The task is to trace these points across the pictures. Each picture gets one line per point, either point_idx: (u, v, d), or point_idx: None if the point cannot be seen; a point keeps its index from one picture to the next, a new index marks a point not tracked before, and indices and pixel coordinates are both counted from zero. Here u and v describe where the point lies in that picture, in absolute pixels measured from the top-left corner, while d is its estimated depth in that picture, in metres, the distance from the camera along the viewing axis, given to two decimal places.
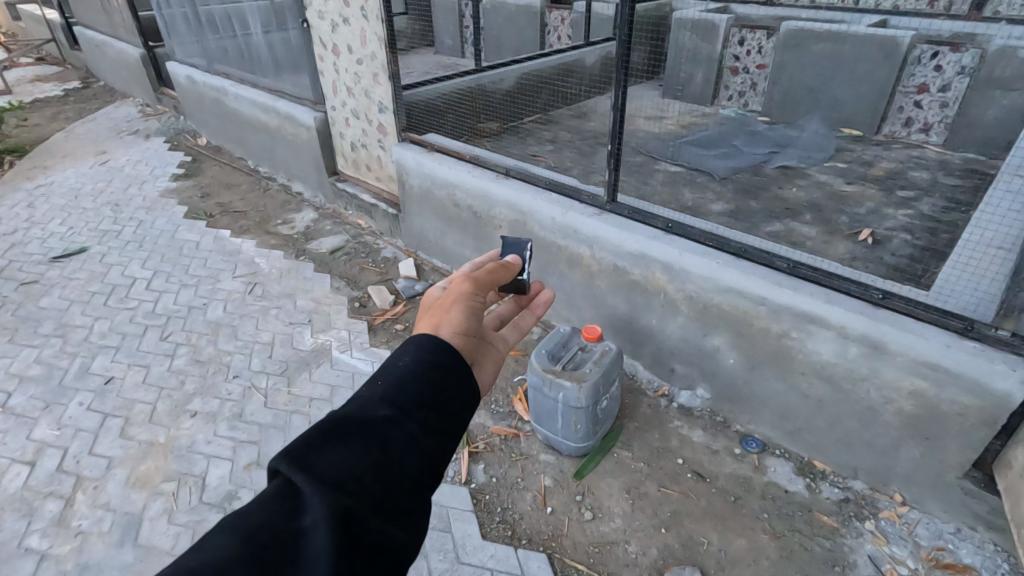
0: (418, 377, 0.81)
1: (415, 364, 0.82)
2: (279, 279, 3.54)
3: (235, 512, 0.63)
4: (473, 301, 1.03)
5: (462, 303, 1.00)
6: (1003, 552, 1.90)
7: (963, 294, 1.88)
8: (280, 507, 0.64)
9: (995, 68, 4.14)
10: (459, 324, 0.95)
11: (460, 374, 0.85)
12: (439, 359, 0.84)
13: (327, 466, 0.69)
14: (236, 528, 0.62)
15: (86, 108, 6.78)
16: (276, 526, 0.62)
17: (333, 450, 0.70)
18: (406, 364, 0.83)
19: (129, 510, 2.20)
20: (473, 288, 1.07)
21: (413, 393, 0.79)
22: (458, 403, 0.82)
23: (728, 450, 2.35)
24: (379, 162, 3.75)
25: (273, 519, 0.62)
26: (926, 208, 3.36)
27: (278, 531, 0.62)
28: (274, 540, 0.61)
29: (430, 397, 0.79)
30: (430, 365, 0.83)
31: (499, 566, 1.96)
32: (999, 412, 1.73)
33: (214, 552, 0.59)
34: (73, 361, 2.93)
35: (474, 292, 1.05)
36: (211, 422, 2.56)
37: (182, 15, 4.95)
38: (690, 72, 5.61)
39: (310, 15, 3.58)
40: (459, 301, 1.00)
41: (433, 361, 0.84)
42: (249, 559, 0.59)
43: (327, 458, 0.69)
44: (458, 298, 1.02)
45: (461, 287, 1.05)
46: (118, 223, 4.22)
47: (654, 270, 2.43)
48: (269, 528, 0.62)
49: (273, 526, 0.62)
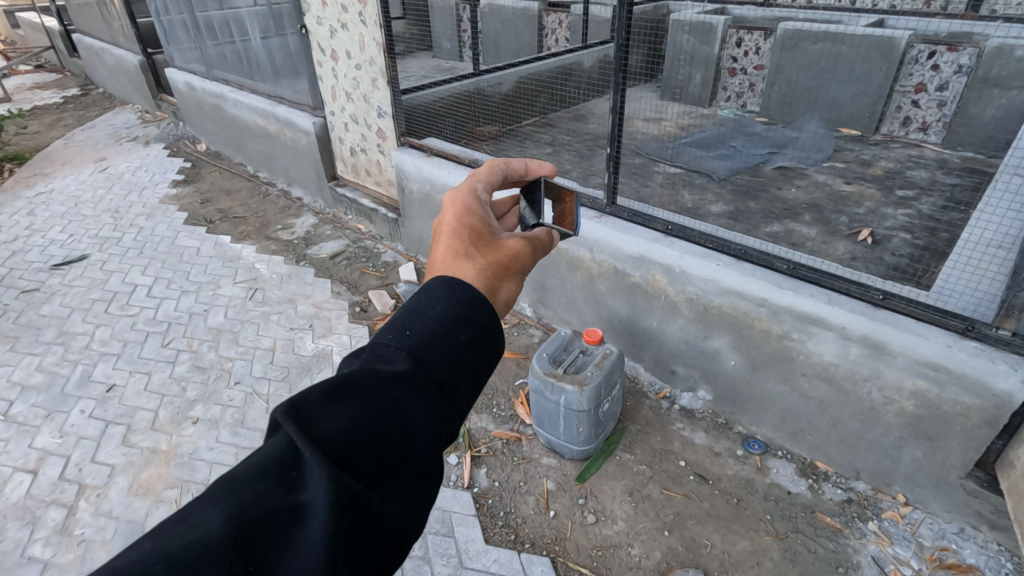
0: (440, 337, 0.77)
1: (440, 321, 0.78)
2: (279, 285, 3.54)
3: (228, 483, 0.63)
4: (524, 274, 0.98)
5: (519, 275, 0.95)
6: (1007, 552, 1.90)
7: (964, 295, 1.89)
8: (277, 477, 0.64)
9: (993, 68, 4.15)
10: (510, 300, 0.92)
11: (488, 337, 0.81)
12: (470, 317, 0.80)
13: (334, 432, 0.68)
14: (229, 499, 0.61)
15: (85, 115, 6.78)
16: (267, 502, 0.61)
17: (339, 417, 0.69)
18: (432, 317, 0.78)
19: (132, 517, 2.20)
20: (533, 258, 1.00)
21: (433, 357, 0.75)
22: (479, 371, 0.79)
23: (730, 451, 2.35)
24: (378, 167, 3.75)
25: (265, 493, 0.62)
26: (925, 207, 3.37)
27: (273, 507, 0.61)
28: (263, 517, 0.60)
29: (450, 361, 0.76)
30: (457, 323, 0.79)
31: (503, 570, 1.96)
32: (1001, 412, 1.73)
33: (204, 527, 0.58)
34: (75, 368, 2.94)
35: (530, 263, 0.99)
36: (213, 428, 2.56)
37: (181, 22, 4.97)
38: (689, 73, 5.63)
39: (309, 21, 3.59)
40: (519, 273, 0.95)
41: (461, 318, 0.79)
42: (241, 537, 0.58)
43: (332, 425, 0.68)
44: (520, 266, 0.96)
45: (525, 251, 0.97)
46: (119, 230, 4.23)
47: (654, 272, 2.43)
48: (261, 503, 0.61)
49: (268, 502, 0.61)
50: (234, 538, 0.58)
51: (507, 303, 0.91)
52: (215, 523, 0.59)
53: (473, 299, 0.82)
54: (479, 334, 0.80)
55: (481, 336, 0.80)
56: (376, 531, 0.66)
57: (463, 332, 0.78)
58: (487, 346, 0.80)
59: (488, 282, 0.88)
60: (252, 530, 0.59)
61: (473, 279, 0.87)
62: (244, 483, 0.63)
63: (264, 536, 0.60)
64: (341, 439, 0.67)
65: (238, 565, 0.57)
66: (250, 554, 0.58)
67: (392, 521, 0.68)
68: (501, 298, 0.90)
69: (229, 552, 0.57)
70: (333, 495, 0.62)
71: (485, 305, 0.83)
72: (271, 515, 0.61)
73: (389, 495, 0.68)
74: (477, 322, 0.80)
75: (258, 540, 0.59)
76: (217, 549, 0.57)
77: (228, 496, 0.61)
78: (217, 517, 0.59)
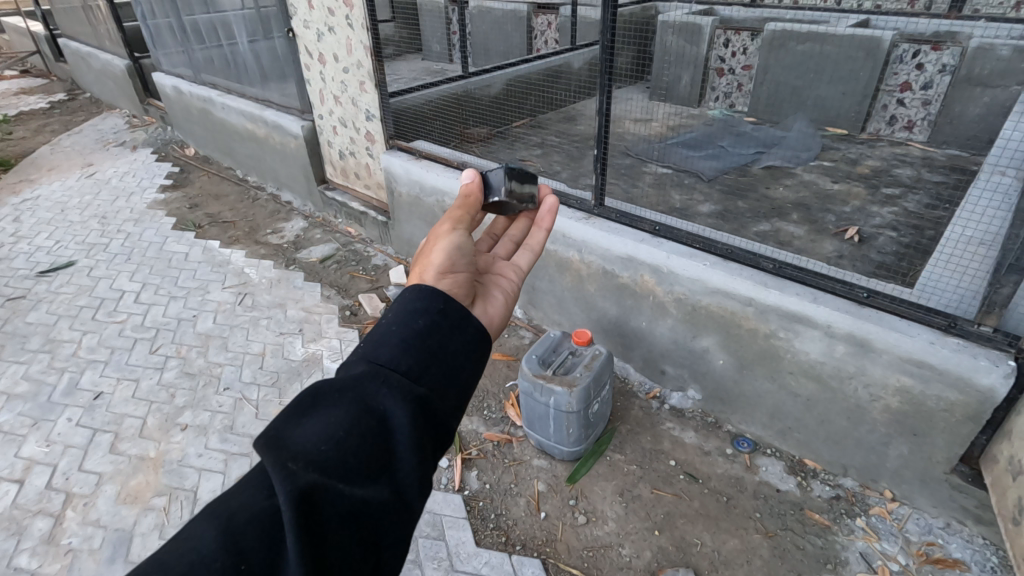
0: (394, 333, 0.81)
1: (393, 320, 0.83)
2: (269, 289, 3.53)
3: (218, 501, 0.68)
4: (459, 238, 1.01)
5: (444, 242, 0.99)
6: (991, 545, 1.92)
7: (946, 292, 1.91)
8: (262, 488, 0.69)
9: (976, 66, 4.20)
10: (445, 264, 0.95)
11: (451, 320, 0.85)
12: (423, 306, 0.85)
13: (307, 439, 0.70)
14: (219, 512, 0.66)
15: (72, 121, 6.72)
16: (253, 507, 0.66)
17: (309, 424, 0.72)
18: (386, 320, 0.83)
19: (119, 526, 2.18)
20: (455, 225, 1.04)
21: (392, 350, 0.79)
22: (446, 354, 0.82)
23: (719, 450, 2.36)
24: (367, 170, 3.75)
25: (251, 500, 0.67)
26: (911, 205, 3.40)
27: (258, 516, 0.66)
28: (251, 523, 0.65)
29: (411, 351, 0.79)
30: (411, 315, 0.83)
31: (493, 573, 1.96)
32: (984, 407, 1.75)
33: (194, 541, 0.63)
34: (62, 377, 2.91)
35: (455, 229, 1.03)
36: (202, 435, 2.54)
37: (168, 26, 4.93)
38: (677, 73, 5.66)
39: (295, 24, 3.58)
40: (441, 240, 0.99)
41: (414, 310, 0.84)
42: (227, 547, 0.63)
43: (302, 431, 0.71)
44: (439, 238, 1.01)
45: (440, 231, 1.03)
46: (106, 236, 4.20)
47: (642, 272, 2.44)
48: (246, 511, 0.66)
49: (253, 512, 0.66)
50: (222, 544, 0.63)
51: (438, 268, 0.94)
52: (206, 533, 0.64)
53: (423, 291, 0.87)
54: (436, 320, 0.84)
55: (438, 322, 0.83)
56: (360, 521, 0.68)
57: (418, 320, 0.83)
58: (449, 330, 0.84)
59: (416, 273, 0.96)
60: (240, 533, 0.64)
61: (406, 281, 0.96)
62: (233, 498, 0.68)
63: (251, 539, 0.64)
64: (312, 443, 0.70)
65: (230, 567, 0.62)
66: (239, 559, 0.62)
67: (377, 510, 0.69)
68: (427, 268, 0.94)
69: (218, 558, 0.62)
70: (304, 491, 0.65)
71: (439, 292, 0.87)
72: (256, 519, 0.65)
73: (370, 486, 0.70)
74: (430, 310, 0.84)
75: (246, 543, 0.63)
76: (206, 555, 0.62)
77: (218, 511, 0.67)
78: (211, 528, 0.65)
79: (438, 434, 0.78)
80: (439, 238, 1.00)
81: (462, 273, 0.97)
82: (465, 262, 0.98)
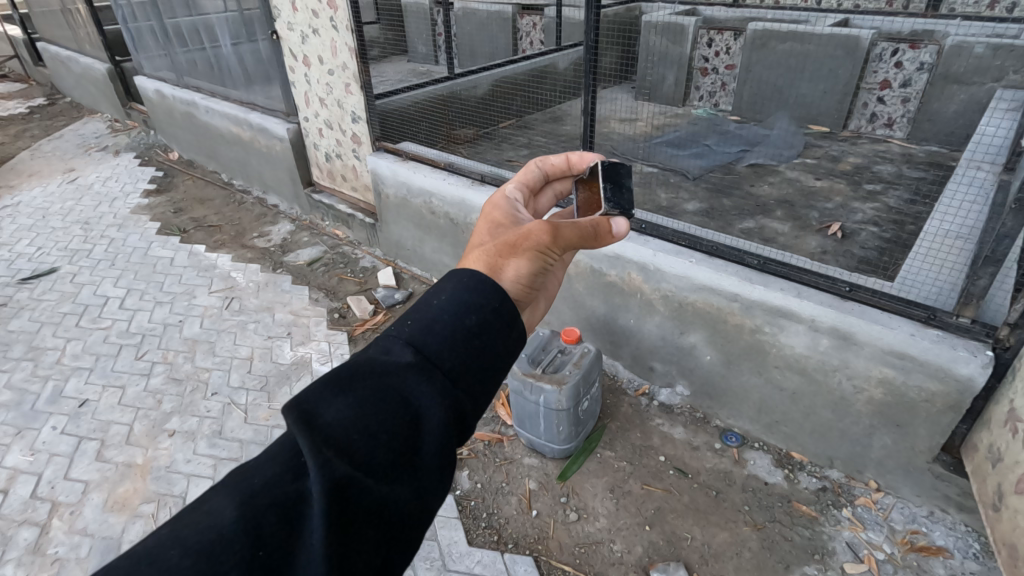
0: (444, 324, 0.79)
1: (446, 307, 0.81)
2: (256, 293, 3.51)
3: (240, 475, 0.69)
4: (551, 257, 0.95)
5: (538, 255, 0.92)
6: (974, 532, 1.97)
7: (925, 285, 1.96)
8: (286, 467, 0.69)
9: (953, 64, 4.30)
10: (526, 280, 0.91)
11: (503, 320, 0.83)
12: (472, 300, 0.82)
13: (336, 421, 0.72)
14: (240, 490, 0.67)
15: (52, 126, 6.63)
16: (276, 490, 0.67)
17: (344, 408, 0.73)
18: (436, 306, 0.81)
19: (107, 534, 2.16)
20: (559, 245, 0.96)
21: (438, 343, 0.78)
22: (490, 354, 0.81)
23: (708, 445, 2.39)
24: (354, 172, 3.74)
25: (276, 480, 0.67)
26: (892, 201, 3.46)
27: (281, 495, 0.66)
28: (272, 505, 0.65)
29: (457, 348, 0.78)
30: (463, 309, 0.81)
31: (486, 571, 1.97)
32: (963, 397, 1.78)
33: (214, 518, 0.64)
34: (46, 385, 2.87)
35: (554, 247, 0.95)
36: (190, 440, 2.52)
37: (149, 28, 4.88)
38: (662, 73, 5.70)
39: (279, 27, 3.56)
40: (535, 252, 0.92)
41: (467, 303, 0.82)
42: (248, 527, 0.63)
43: (338, 416, 0.72)
44: (537, 245, 0.92)
45: (541, 234, 0.94)
46: (89, 241, 4.14)
47: (629, 270, 2.46)
48: (270, 491, 0.66)
49: (276, 491, 0.67)
50: (242, 523, 0.64)
51: (519, 282, 0.90)
52: (227, 511, 0.64)
53: (480, 285, 0.84)
54: (487, 318, 0.82)
55: (488, 320, 0.82)
56: (384, 516, 0.69)
57: (469, 316, 0.81)
58: (498, 329, 0.82)
59: (490, 263, 0.89)
60: (260, 516, 0.64)
61: (479, 266, 0.89)
62: (256, 474, 0.68)
63: (273, 523, 0.64)
64: (346, 429, 0.71)
65: (248, 553, 0.62)
66: (259, 541, 0.63)
67: (398, 509, 0.70)
68: (511, 279, 0.89)
69: (238, 540, 0.62)
70: (333, 480, 0.66)
71: (491, 288, 0.85)
72: (279, 503, 0.65)
73: (393, 482, 0.71)
74: (482, 306, 0.82)
75: (267, 526, 0.64)
76: (226, 535, 0.62)
77: (240, 488, 0.67)
78: (229, 506, 0.65)
79: (465, 435, 0.79)
80: (539, 249, 0.92)
81: (532, 290, 0.94)
82: (540, 281, 0.95)
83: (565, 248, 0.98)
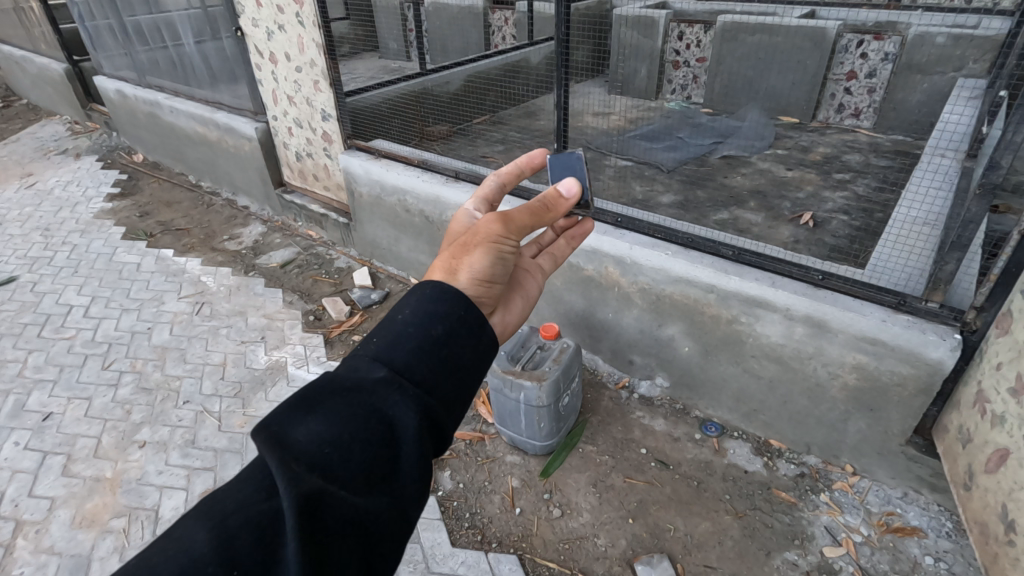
0: (411, 336, 0.84)
1: (410, 320, 0.86)
2: (228, 297, 3.42)
3: (212, 498, 0.71)
4: (505, 248, 1.01)
5: (488, 248, 0.99)
6: (946, 511, 2.02)
7: (895, 271, 1.99)
8: (260, 488, 0.72)
9: (917, 54, 4.43)
10: (484, 276, 0.97)
11: (472, 324, 0.89)
12: (438, 311, 0.87)
13: (307, 439, 0.75)
14: (212, 515, 0.69)
15: (8, 129, 6.37)
16: (250, 509, 0.70)
17: (313, 424, 0.77)
18: (403, 320, 0.86)
19: (76, 552, 2.08)
20: (506, 232, 1.02)
21: (406, 356, 0.83)
22: (460, 362, 0.86)
23: (688, 436, 2.40)
24: (326, 171, 3.66)
25: (247, 501, 0.70)
26: (861, 189, 3.54)
27: (257, 516, 0.69)
28: (245, 524, 0.68)
29: (425, 357, 0.83)
30: (429, 319, 0.86)
31: (470, 572, 1.95)
32: (933, 379, 1.82)
33: (190, 540, 0.67)
34: (6, 400, 2.76)
35: (507, 236, 1.02)
36: (162, 451, 2.45)
37: (107, 27, 4.71)
38: (635, 67, 5.75)
39: (244, 23, 3.46)
40: (488, 246, 0.99)
41: (433, 313, 0.87)
42: (220, 553, 0.66)
43: (306, 433, 0.76)
44: (488, 238, 1.00)
45: (490, 227, 1.02)
46: (50, 249, 3.99)
47: (607, 264, 2.46)
48: (244, 512, 0.69)
49: (253, 510, 0.70)
50: (217, 546, 0.66)
51: (475, 278, 0.96)
52: (201, 536, 0.67)
53: (444, 294, 0.89)
54: (452, 326, 0.87)
55: (455, 328, 0.87)
56: (360, 526, 0.72)
57: (435, 326, 0.85)
58: (465, 337, 0.87)
59: (448, 269, 0.96)
60: (235, 536, 0.67)
61: (433, 277, 0.96)
62: (227, 495, 0.72)
63: (246, 540, 0.67)
64: (316, 445, 0.75)
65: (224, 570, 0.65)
66: (234, 559, 0.66)
67: (375, 517, 0.74)
68: (465, 280, 0.95)
69: (213, 564, 0.65)
70: (305, 496, 0.69)
71: (460, 297, 0.90)
72: (253, 522, 0.69)
73: (368, 494, 0.75)
74: (450, 315, 0.87)
75: (242, 548, 0.66)
76: (199, 556, 0.65)
77: (212, 511, 0.70)
78: (202, 530, 0.68)
79: (440, 441, 0.84)
80: (485, 244, 0.99)
81: (496, 284, 1.01)
82: (501, 275, 1.01)
83: (521, 232, 1.05)
